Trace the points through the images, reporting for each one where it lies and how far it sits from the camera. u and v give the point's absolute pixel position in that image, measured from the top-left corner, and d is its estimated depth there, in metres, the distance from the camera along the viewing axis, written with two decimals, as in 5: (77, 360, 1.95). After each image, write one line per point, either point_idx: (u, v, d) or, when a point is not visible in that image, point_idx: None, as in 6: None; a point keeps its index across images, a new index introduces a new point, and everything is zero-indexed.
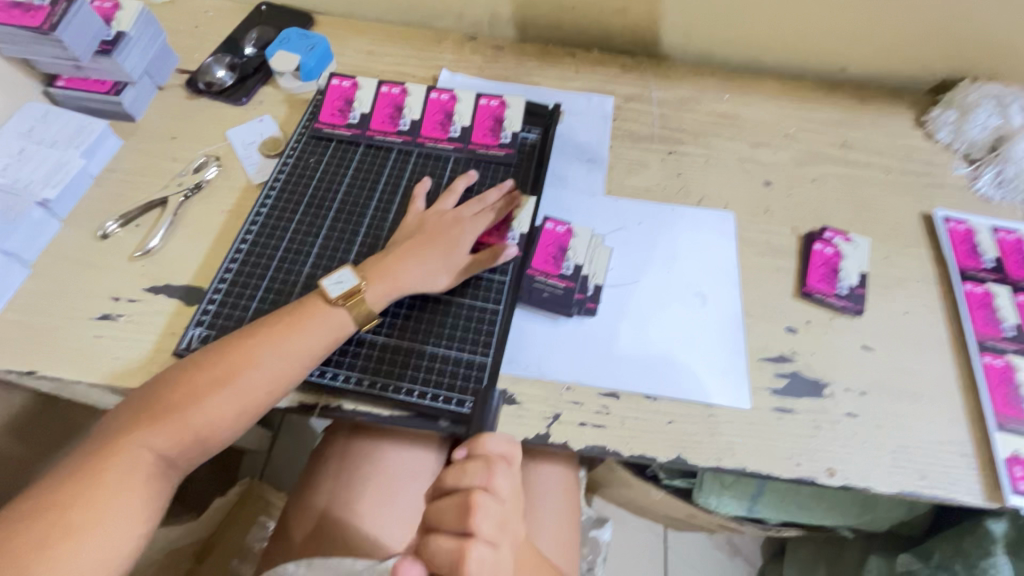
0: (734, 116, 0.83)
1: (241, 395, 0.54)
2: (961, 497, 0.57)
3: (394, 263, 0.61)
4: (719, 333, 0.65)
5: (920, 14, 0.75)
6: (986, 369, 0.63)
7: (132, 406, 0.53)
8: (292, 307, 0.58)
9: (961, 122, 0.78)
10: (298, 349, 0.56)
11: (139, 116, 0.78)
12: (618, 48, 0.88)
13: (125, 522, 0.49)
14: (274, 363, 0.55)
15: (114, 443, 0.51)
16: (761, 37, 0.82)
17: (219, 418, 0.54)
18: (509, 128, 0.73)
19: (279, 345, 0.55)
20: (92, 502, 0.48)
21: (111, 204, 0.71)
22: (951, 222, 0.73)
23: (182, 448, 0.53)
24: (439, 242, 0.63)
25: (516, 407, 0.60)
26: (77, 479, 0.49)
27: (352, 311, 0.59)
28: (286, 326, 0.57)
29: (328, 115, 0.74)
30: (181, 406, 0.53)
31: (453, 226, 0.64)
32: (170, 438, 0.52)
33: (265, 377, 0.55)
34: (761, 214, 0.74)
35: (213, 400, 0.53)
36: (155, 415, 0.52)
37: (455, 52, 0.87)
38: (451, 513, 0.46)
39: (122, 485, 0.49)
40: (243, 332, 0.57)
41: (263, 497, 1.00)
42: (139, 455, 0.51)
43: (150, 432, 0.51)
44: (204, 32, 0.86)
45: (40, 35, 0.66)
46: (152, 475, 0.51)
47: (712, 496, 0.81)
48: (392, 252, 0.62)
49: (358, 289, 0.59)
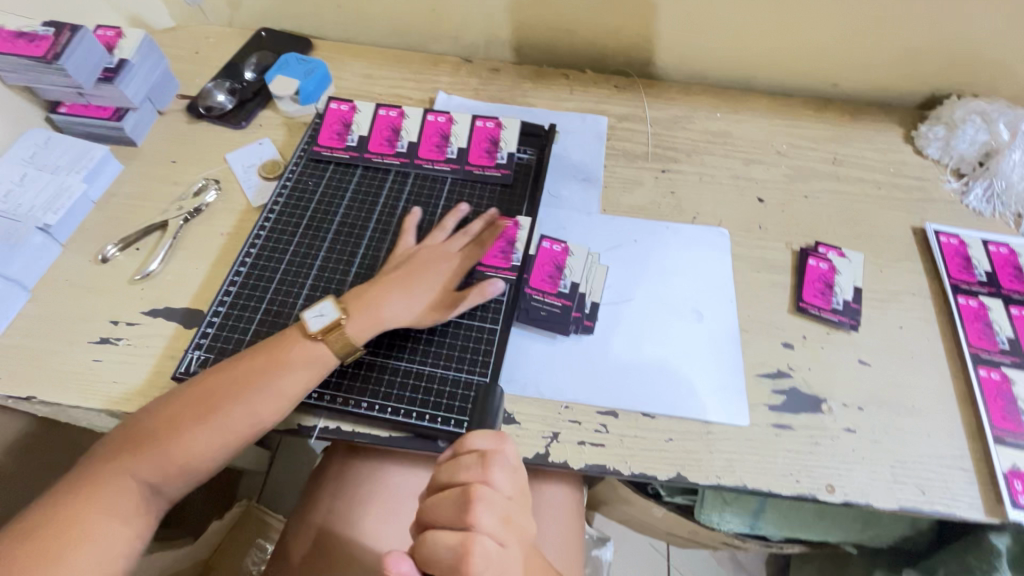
0: (727, 133, 0.84)
1: (236, 421, 0.54)
2: (962, 512, 0.57)
3: (376, 296, 0.60)
4: (717, 349, 0.66)
5: (905, 34, 0.77)
6: (982, 382, 0.63)
7: (120, 435, 0.53)
8: (285, 334, 0.59)
9: (949, 137, 0.80)
10: (285, 377, 0.56)
11: (140, 141, 0.79)
12: (611, 69, 0.90)
13: (108, 549, 0.48)
14: (259, 393, 0.55)
15: (102, 470, 0.51)
16: (751, 56, 0.84)
17: (204, 447, 0.53)
18: (505, 149, 0.74)
19: (275, 372, 0.56)
20: (80, 528, 0.48)
21: (112, 227, 0.71)
22: (943, 236, 0.74)
23: (168, 477, 0.52)
24: (423, 277, 0.63)
25: (515, 425, 0.60)
26: (66, 506, 0.49)
27: (335, 347, 0.58)
28: (271, 357, 0.56)
29: (327, 137, 0.75)
30: (166, 435, 0.53)
31: (438, 261, 0.65)
32: (165, 461, 0.52)
33: (259, 404, 0.55)
34: (755, 230, 0.75)
35: (199, 430, 0.53)
36: (141, 444, 0.52)
37: (451, 74, 0.88)
38: (449, 509, 0.45)
39: (109, 512, 0.49)
40: (230, 363, 0.57)
41: (262, 520, 0.99)
42: (125, 484, 0.51)
43: (137, 461, 0.52)
44: (205, 58, 0.88)
45: (43, 64, 0.67)
46: (139, 504, 0.51)
47: (715, 512, 0.80)
48: (374, 287, 0.62)
49: (338, 323, 0.58)
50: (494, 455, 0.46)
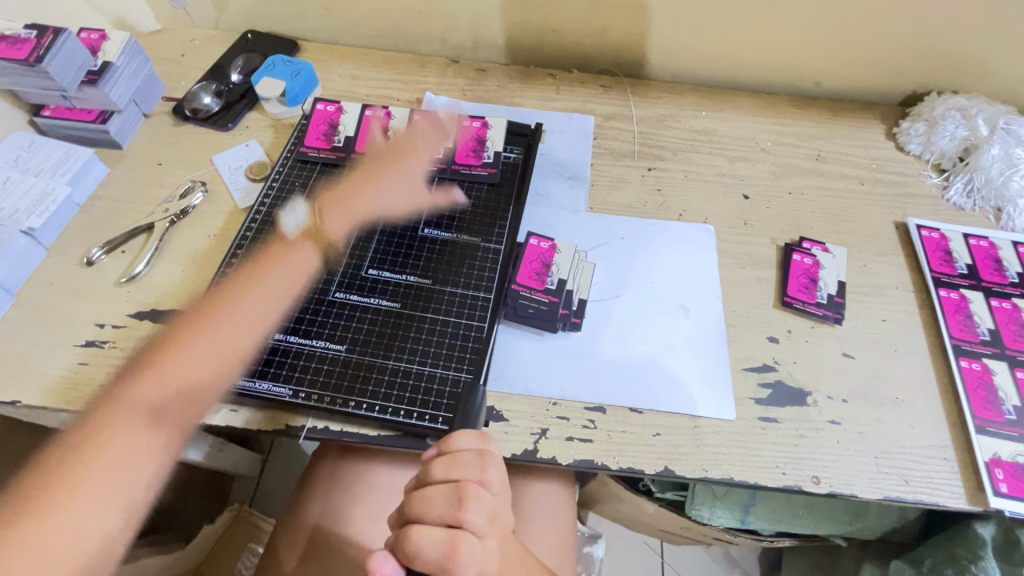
0: (712, 131, 0.85)
1: (218, 344, 0.61)
2: (944, 501, 0.58)
3: (351, 199, 0.72)
4: (703, 345, 0.66)
5: (885, 32, 0.78)
6: (964, 373, 0.64)
7: (115, 374, 0.61)
8: (254, 257, 0.67)
9: (929, 133, 0.81)
10: (257, 307, 0.63)
11: (126, 144, 0.79)
12: (598, 68, 0.90)
13: (120, 479, 0.56)
14: (243, 321, 0.62)
15: (106, 406, 0.58)
16: (734, 55, 0.85)
17: (196, 368, 0.60)
18: (491, 148, 0.75)
19: (245, 302, 0.64)
20: (83, 475, 0.56)
21: (97, 230, 0.71)
22: (924, 230, 0.75)
23: (167, 395, 0.59)
24: (394, 164, 0.74)
25: (504, 423, 0.60)
26: (72, 454, 0.56)
27: (326, 251, 0.68)
28: (256, 272, 0.66)
29: (313, 139, 0.75)
30: (167, 357, 0.61)
31: (408, 145, 0.75)
32: (154, 387, 0.60)
33: (235, 329, 0.61)
34: (740, 227, 0.76)
35: (189, 351, 0.61)
36: (149, 365, 0.61)
37: (438, 75, 0.89)
38: (440, 505, 0.45)
39: (108, 452, 0.57)
40: (215, 289, 0.65)
41: (253, 523, 0.99)
42: (127, 415, 0.58)
43: (137, 386, 0.59)
44: (191, 60, 0.88)
45: (25, 67, 0.67)
46: (144, 447, 0.58)
47: (705, 508, 0.80)
48: (344, 189, 0.73)
49: (309, 220, 0.70)
50: (489, 455, 0.47)
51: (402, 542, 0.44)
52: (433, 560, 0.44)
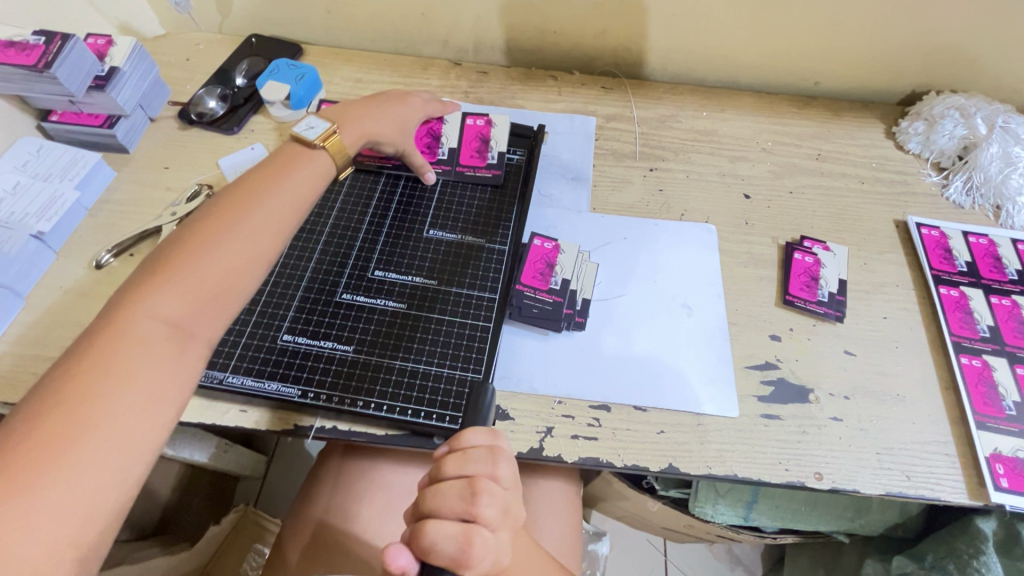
0: (712, 132, 0.85)
1: (249, 238, 0.53)
2: (946, 496, 0.58)
3: (358, 114, 0.68)
4: (706, 343, 0.67)
5: (884, 33, 0.79)
6: (964, 370, 0.65)
7: (131, 277, 0.48)
8: (276, 157, 0.61)
9: (929, 132, 0.82)
10: (296, 188, 0.59)
11: (132, 148, 0.79)
12: (599, 70, 0.91)
13: (141, 411, 0.42)
14: (259, 225, 0.54)
15: (120, 313, 0.45)
16: (734, 56, 0.85)
17: (232, 271, 0.51)
18: (496, 148, 0.75)
19: (270, 193, 0.56)
20: (106, 384, 0.41)
21: (105, 234, 0.72)
22: (924, 228, 0.76)
23: (198, 309, 0.48)
24: (392, 106, 0.71)
25: (510, 422, 0.61)
26: (88, 362, 0.42)
27: (334, 155, 0.64)
28: (281, 168, 0.59)
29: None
30: (188, 261, 0.49)
31: (402, 97, 0.73)
32: (182, 298, 0.47)
33: (264, 219, 0.54)
34: (741, 226, 0.76)
35: (222, 251, 0.50)
36: (165, 279, 0.47)
37: (440, 78, 0.89)
38: (454, 499, 0.45)
39: (132, 354, 0.43)
40: (239, 184, 0.57)
41: (258, 523, 1.00)
42: (152, 321, 0.45)
43: (161, 294, 0.46)
44: (196, 65, 0.89)
45: (34, 73, 0.67)
46: (167, 346, 0.45)
47: (709, 505, 0.81)
48: (350, 108, 0.69)
49: (332, 132, 0.64)
50: (500, 451, 0.48)
51: (415, 539, 0.44)
52: (449, 555, 0.43)
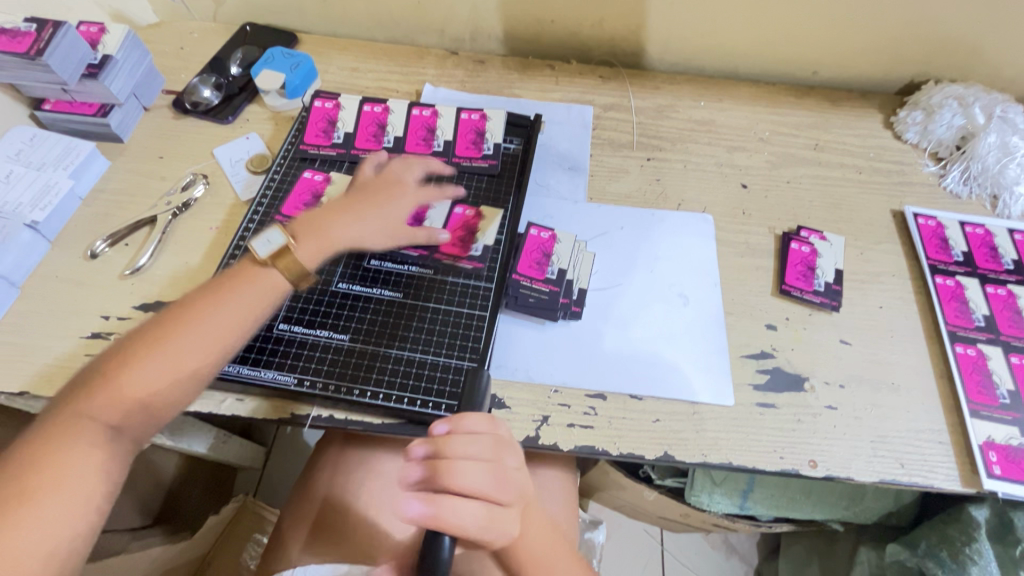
0: (710, 121, 0.85)
1: (181, 351, 0.51)
2: (939, 484, 0.59)
3: (326, 222, 0.61)
4: (702, 332, 0.67)
5: (883, 22, 0.78)
6: (959, 358, 0.65)
7: (73, 383, 0.50)
8: (228, 271, 0.58)
9: (927, 122, 0.82)
10: (238, 306, 0.55)
11: (126, 137, 0.79)
12: (596, 59, 0.90)
13: (64, 505, 0.45)
14: (192, 340, 0.52)
15: (58, 415, 0.48)
16: (732, 45, 0.85)
17: (160, 384, 0.50)
18: (483, 242, 0.68)
19: (214, 304, 0.54)
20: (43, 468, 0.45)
21: (100, 223, 0.71)
22: (921, 218, 0.76)
23: (127, 417, 0.49)
24: (381, 202, 0.64)
25: (506, 410, 0.61)
26: (27, 451, 0.46)
27: (285, 272, 0.58)
28: (224, 286, 0.56)
29: (291, 207, 0.69)
30: (115, 374, 0.49)
31: (393, 184, 0.66)
32: (109, 406, 0.49)
33: (198, 333, 0.52)
34: (738, 216, 0.76)
35: (148, 365, 0.50)
36: (94, 389, 0.49)
37: (437, 67, 0.89)
38: (468, 477, 0.50)
39: (63, 452, 0.46)
40: (186, 297, 0.55)
41: (258, 514, 0.99)
42: (82, 427, 0.47)
43: (90, 403, 0.48)
44: (190, 54, 0.88)
45: (26, 60, 0.67)
46: (98, 445, 0.48)
47: (704, 493, 0.82)
48: (321, 212, 0.62)
49: (287, 248, 0.58)
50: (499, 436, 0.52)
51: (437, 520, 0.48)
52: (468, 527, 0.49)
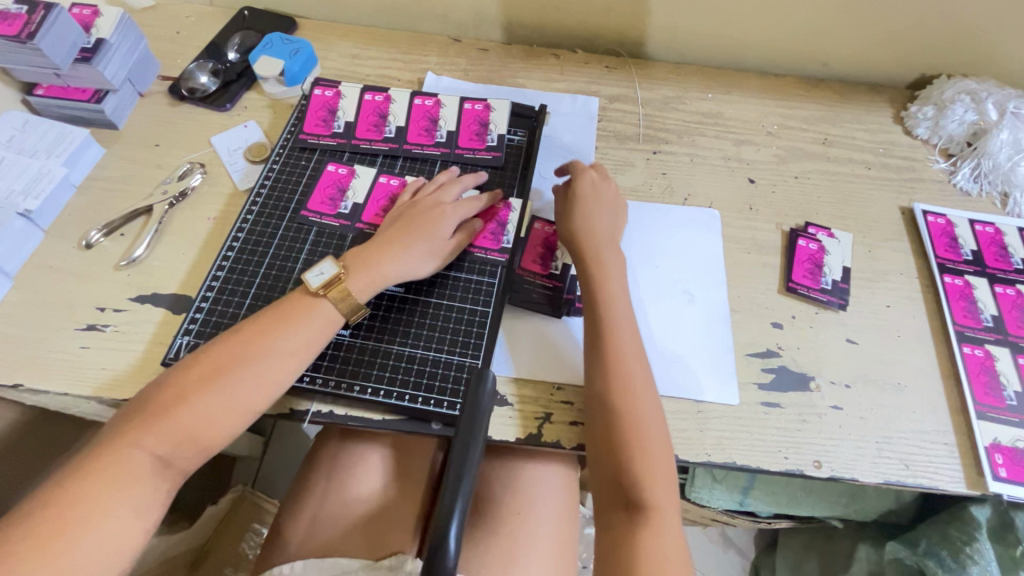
0: (718, 114, 0.83)
1: (237, 390, 0.52)
2: (944, 486, 0.58)
3: (376, 252, 0.61)
4: (708, 329, 0.66)
5: (897, 14, 0.76)
6: (966, 359, 0.64)
7: (133, 405, 0.51)
8: (284, 301, 0.58)
9: (938, 117, 0.80)
10: (290, 343, 0.55)
11: (121, 124, 0.77)
12: (602, 49, 0.88)
13: (114, 533, 0.46)
14: (248, 378, 0.53)
15: (111, 443, 0.49)
16: (741, 36, 0.83)
17: (213, 418, 0.51)
18: (510, 232, 0.67)
19: (268, 340, 0.54)
20: (90, 501, 0.46)
21: (94, 212, 0.70)
22: (930, 216, 0.75)
23: (179, 448, 0.50)
24: (421, 231, 0.63)
25: (507, 408, 0.61)
26: (77, 479, 0.47)
27: (338, 304, 0.58)
28: (279, 319, 0.56)
29: (318, 202, 0.68)
30: (172, 405, 0.50)
31: (434, 209, 0.64)
32: (165, 438, 0.50)
33: (255, 371, 0.53)
34: (745, 211, 0.75)
35: (206, 401, 0.51)
36: (148, 419, 0.50)
37: (440, 55, 0.87)
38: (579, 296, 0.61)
39: (115, 479, 0.47)
40: (240, 327, 0.55)
41: (255, 504, 1.01)
42: (135, 457, 0.48)
43: (145, 434, 0.49)
44: (186, 38, 0.86)
45: (17, 43, 0.65)
46: (148, 476, 0.49)
47: (704, 490, 0.81)
48: (372, 240, 0.62)
49: (339, 280, 0.59)
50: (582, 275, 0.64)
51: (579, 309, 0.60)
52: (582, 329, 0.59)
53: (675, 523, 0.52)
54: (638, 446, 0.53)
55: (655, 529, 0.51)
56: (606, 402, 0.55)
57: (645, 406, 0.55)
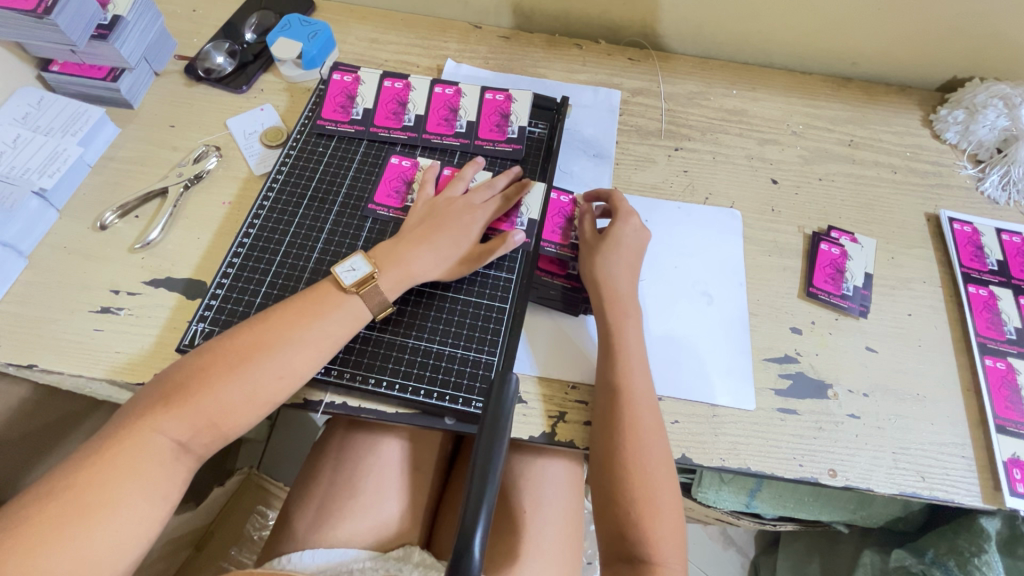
0: (742, 112, 0.82)
1: (259, 380, 0.51)
2: (959, 499, 0.58)
3: (406, 250, 0.60)
4: (725, 332, 0.65)
5: (935, 14, 0.74)
6: (987, 371, 0.64)
7: (153, 386, 0.51)
8: (308, 292, 0.57)
9: (969, 122, 0.78)
10: (314, 336, 0.54)
11: (136, 103, 0.76)
12: (626, 40, 0.86)
13: (134, 518, 0.46)
14: (269, 370, 0.52)
15: (130, 426, 0.49)
16: (771, 31, 0.81)
17: (232, 407, 0.51)
18: (526, 214, 0.67)
19: (291, 334, 0.53)
20: (107, 484, 0.46)
21: (109, 193, 0.69)
22: (957, 224, 0.73)
23: (199, 435, 0.50)
24: (450, 231, 0.62)
25: (522, 405, 0.60)
26: (92, 464, 0.46)
27: (366, 299, 0.57)
28: (307, 310, 0.55)
29: (384, 195, 0.68)
30: (193, 391, 0.50)
31: (464, 212, 0.64)
32: (185, 424, 0.49)
33: (277, 361, 0.52)
34: (767, 213, 0.74)
35: (226, 389, 0.50)
36: (169, 403, 0.49)
37: (460, 42, 0.85)
38: (620, 260, 0.63)
39: (134, 463, 0.47)
40: (261, 316, 0.55)
41: (261, 486, 1.00)
42: (155, 441, 0.48)
43: (166, 418, 0.49)
44: (202, 17, 0.84)
45: (33, 18, 0.63)
46: (167, 461, 0.49)
47: (711, 491, 0.79)
48: (401, 238, 0.61)
49: (370, 277, 0.58)
50: (635, 247, 0.64)
51: (609, 269, 0.62)
52: (608, 284, 0.61)
53: (666, 471, 0.55)
54: (631, 424, 0.55)
55: (642, 476, 0.54)
56: (608, 376, 0.57)
57: (635, 375, 0.57)
